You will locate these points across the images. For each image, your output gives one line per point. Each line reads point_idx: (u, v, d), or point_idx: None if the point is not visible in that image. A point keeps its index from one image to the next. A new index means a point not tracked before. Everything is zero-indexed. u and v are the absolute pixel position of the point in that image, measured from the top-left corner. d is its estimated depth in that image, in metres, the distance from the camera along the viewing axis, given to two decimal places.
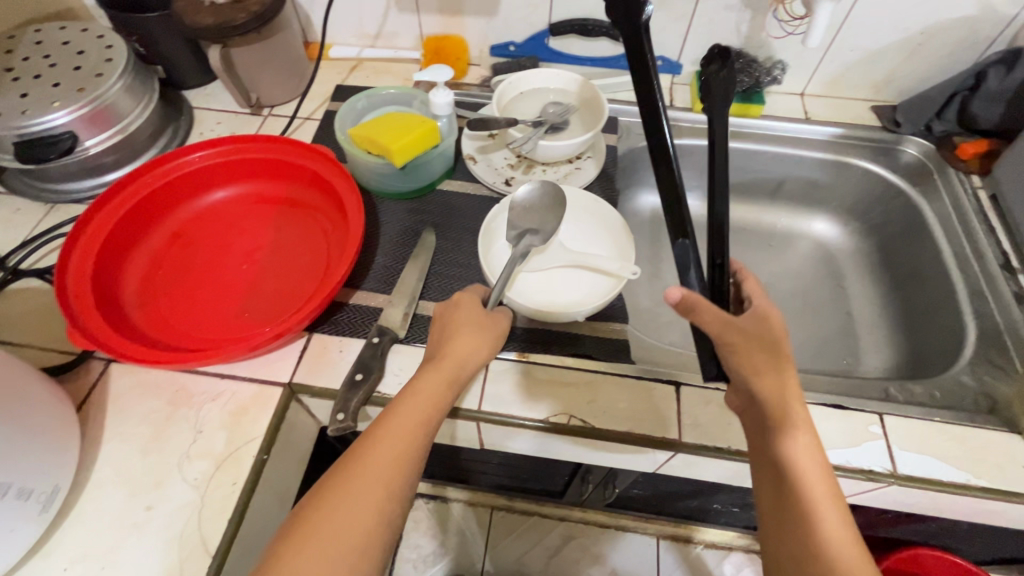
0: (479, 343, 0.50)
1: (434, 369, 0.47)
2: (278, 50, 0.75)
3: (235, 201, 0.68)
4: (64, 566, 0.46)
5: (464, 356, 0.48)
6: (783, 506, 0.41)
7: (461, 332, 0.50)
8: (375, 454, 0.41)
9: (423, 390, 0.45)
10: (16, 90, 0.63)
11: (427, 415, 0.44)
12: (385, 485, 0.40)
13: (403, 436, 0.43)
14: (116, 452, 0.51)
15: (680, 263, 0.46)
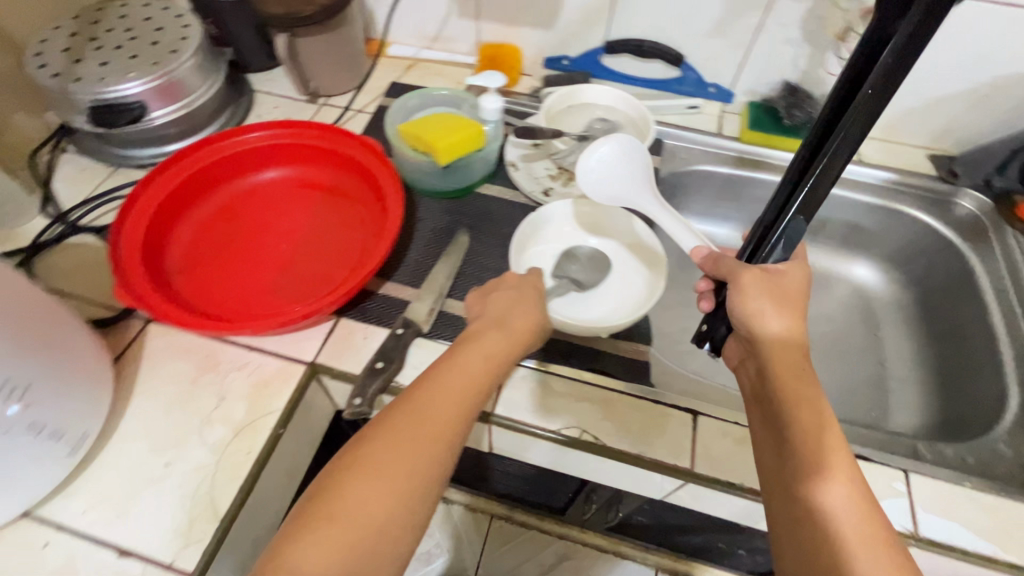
0: (527, 315, 0.53)
1: (490, 336, 0.50)
2: (340, 43, 0.78)
3: (281, 184, 0.71)
4: (84, 508, 0.48)
5: (526, 331, 0.52)
6: (795, 485, 0.41)
7: (518, 310, 0.53)
8: (430, 409, 0.42)
9: (471, 354, 0.48)
10: (98, 58, 0.67)
11: (477, 376, 0.46)
12: (435, 439, 0.41)
13: (456, 394, 0.44)
14: (144, 407, 0.53)
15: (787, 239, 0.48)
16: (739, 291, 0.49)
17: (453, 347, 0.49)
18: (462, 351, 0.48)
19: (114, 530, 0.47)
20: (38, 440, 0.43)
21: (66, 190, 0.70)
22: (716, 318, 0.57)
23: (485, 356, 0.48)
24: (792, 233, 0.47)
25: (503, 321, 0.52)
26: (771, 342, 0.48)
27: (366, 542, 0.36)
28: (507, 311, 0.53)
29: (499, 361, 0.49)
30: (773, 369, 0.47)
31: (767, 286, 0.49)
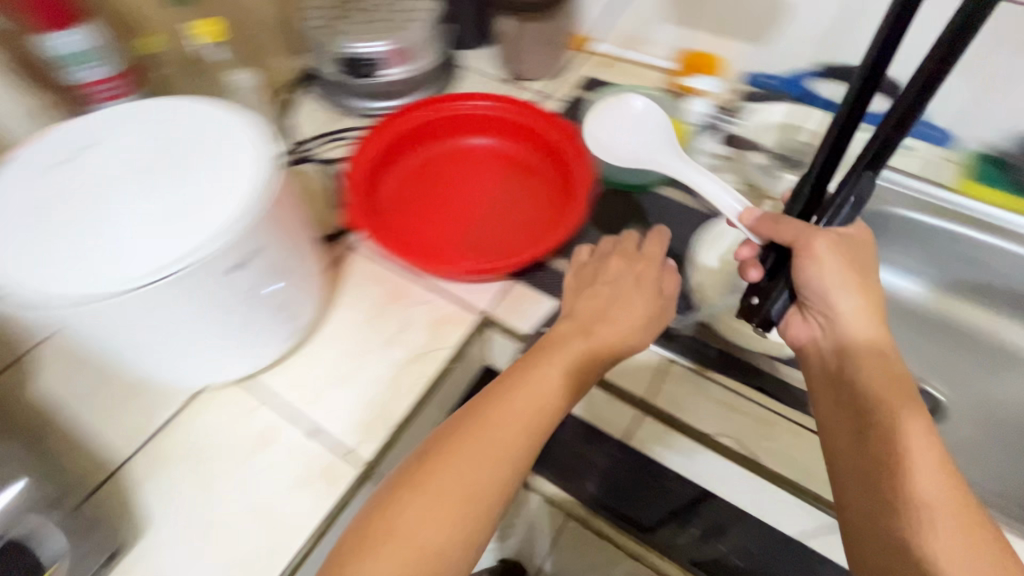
0: (636, 314, 0.54)
1: (576, 342, 0.51)
2: (553, 33, 0.83)
3: (479, 151, 0.75)
4: (286, 387, 0.56)
5: (618, 341, 0.52)
6: (874, 491, 0.42)
7: (612, 322, 0.53)
8: (491, 431, 0.44)
9: (548, 368, 0.48)
10: (355, 19, 0.79)
11: (546, 399, 0.46)
12: (495, 461, 0.43)
13: (520, 417, 0.45)
14: (343, 316, 0.61)
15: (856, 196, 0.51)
16: (818, 277, 0.51)
17: (523, 362, 0.49)
18: (537, 370, 0.48)
19: (308, 412, 0.55)
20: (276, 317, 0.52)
21: (301, 125, 0.82)
22: (761, 290, 0.55)
23: (562, 371, 0.48)
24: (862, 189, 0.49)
25: (591, 329, 0.52)
26: (857, 339, 0.50)
27: (420, 552, 0.39)
28: (607, 317, 0.53)
29: (578, 385, 0.48)
30: (859, 366, 0.49)
31: (837, 259, 0.51)
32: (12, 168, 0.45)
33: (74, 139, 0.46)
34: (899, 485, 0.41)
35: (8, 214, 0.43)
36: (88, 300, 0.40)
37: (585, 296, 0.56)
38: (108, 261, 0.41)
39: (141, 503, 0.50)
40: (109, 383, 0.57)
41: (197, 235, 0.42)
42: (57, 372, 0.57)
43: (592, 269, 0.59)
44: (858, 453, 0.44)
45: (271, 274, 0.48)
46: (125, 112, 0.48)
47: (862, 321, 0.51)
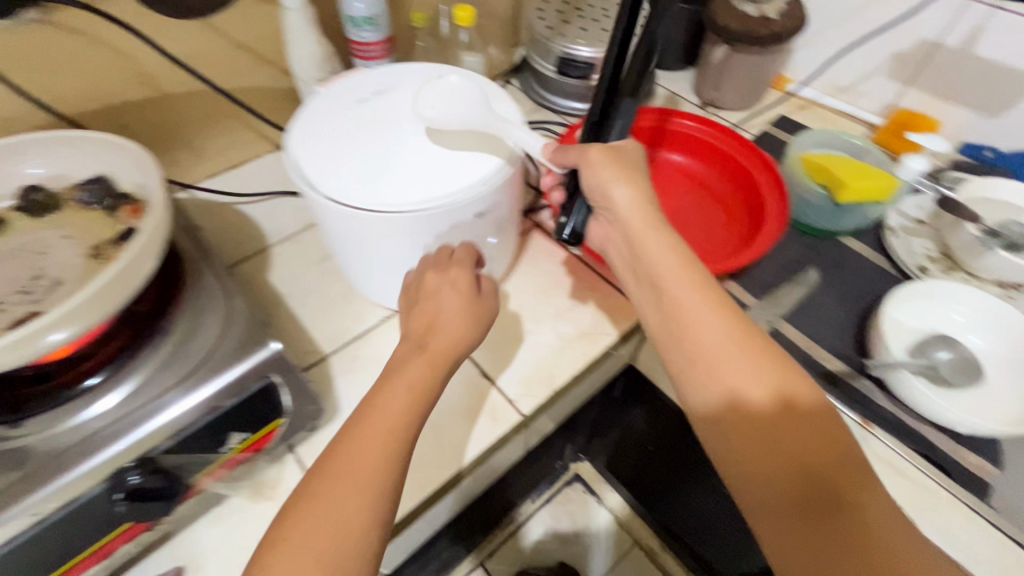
0: (462, 318, 0.50)
1: (417, 362, 0.47)
2: (761, 68, 0.84)
3: (667, 165, 0.78)
4: None
5: (452, 347, 0.49)
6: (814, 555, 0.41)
7: (447, 328, 0.49)
8: (347, 458, 0.41)
9: (396, 390, 0.45)
10: (578, 25, 0.86)
11: (400, 412, 0.44)
12: (360, 489, 0.41)
13: (376, 435, 0.43)
14: (520, 283, 0.67)
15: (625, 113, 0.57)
16: (687, 324, 0.50)
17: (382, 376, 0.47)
18: (376, 400, 0.45)
19: (481, 355, 0.61)
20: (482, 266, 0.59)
21: None
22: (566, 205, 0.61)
23: (409, 388, 0.46)
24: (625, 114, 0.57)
25: (425, 341, 0.49)
26: (725, 404, 0.47)
27: (333, 567, 0.38)
28: (437, 323, 0.50)
29: (424, 395, 0.46)
30: (754, 428, 0.46)
31: (627, 183, 0.54)
32: (329, 94, 0.56)
33: (378, 83, 0.57)
34: (848, 521, 0.41)
35: (315, 138, 0.53)
36: (377, 207, 0.48)
37: (416, 312, 0.51)
38: (395, 181, 0.50)
39: (335, 392, 0.58)
40: (322, 290, 0.67)
41: (467, 177, 0.50)
42: (284, 268, 0.69)
43: (415, 291, 0.53)
44: (791, 504, 0.43)
45: (497, 227, 0.56)
46: (418, 72, 0.58)
47: (738, 373, 0.47)
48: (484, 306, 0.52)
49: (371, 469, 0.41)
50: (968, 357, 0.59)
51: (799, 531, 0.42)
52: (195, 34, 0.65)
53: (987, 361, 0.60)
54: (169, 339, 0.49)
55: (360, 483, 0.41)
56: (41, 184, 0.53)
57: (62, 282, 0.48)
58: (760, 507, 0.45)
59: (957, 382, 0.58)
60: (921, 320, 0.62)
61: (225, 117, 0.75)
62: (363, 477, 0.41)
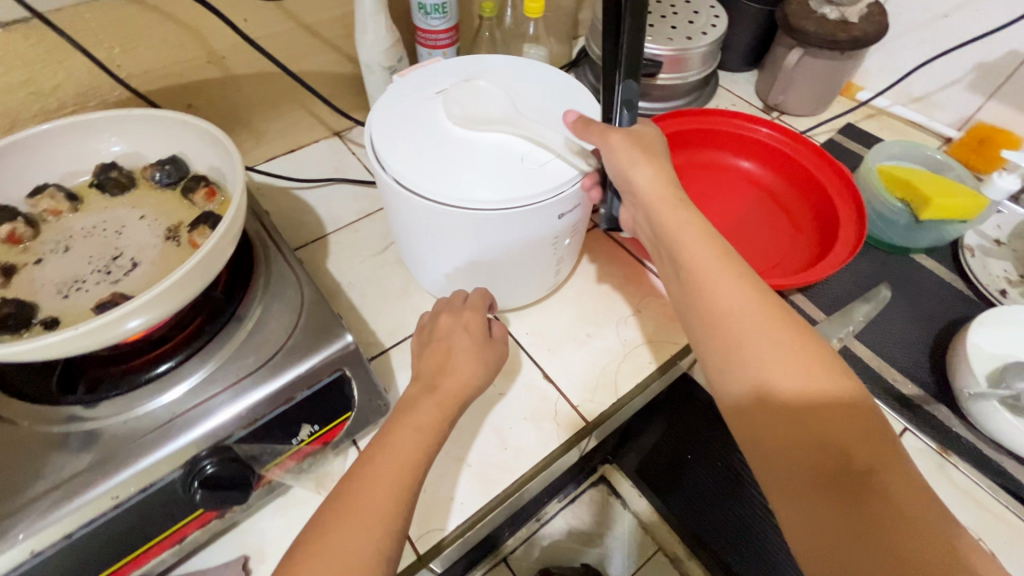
0: (472, 367, 0.47)
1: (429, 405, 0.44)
2: (834, 74, 0.81)
3: (733, 171, 0.76)
4: (526, 331, 0.62)
5: (463, 392, 0.46)
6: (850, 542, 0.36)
7: (458, 372, 0.47)
8: (360, 491, 0.38)
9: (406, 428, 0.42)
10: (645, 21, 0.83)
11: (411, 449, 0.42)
12: (374, 527, 0.37)
13: (387, 470, 0.40)
14: (582, 285, 0.66)
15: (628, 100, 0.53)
16: (714, 304, 0.45)
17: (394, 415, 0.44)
18: (387, 442, 0.41)
19: (544, 358, 0.60)
20: (553, 267, 0.58)
21: None
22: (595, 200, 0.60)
23: (417, 428, 0.43)
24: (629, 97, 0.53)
25: (435, 382, 0.46)
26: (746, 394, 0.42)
27: None
28: (446, 367, 0.47)
29: (434, 434, 0.43)
30: (782, 417, 0.40)
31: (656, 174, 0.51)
32: (409, 82, 0.55)
33: (459, 73, 0.55)
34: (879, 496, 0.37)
35: (395, 127, 0.51)
36: (459, 202, 0.47)
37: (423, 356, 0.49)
38: (478, 174, 0.48)
39: (396, 387, 0.58)
40: (381, 281, 0.66)
41: (554, 173, 0.48)
42: (341, 258, 0.68)
43: (427, 333, 0.51)
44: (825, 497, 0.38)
45: (573, 228, 0.54)
46: (500, 64, 0.57)
47: (770, 357, 0.42)
48: (494, 353, 0.50)
49: (385, 497, 0.39)
50: None
51: (823, 525, 0.37)
52: (267, 16, 0.64)
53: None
54: (243, 326, 0.49)
55: (378, 519, 0.37)
56: (118, 162, 0.52)
57: (139, 263, 0.48)
58: (792, 506, 0.39)
59: None
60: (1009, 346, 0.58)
61: (286, 101, 0.74)
62: (379, 510, 0.38)
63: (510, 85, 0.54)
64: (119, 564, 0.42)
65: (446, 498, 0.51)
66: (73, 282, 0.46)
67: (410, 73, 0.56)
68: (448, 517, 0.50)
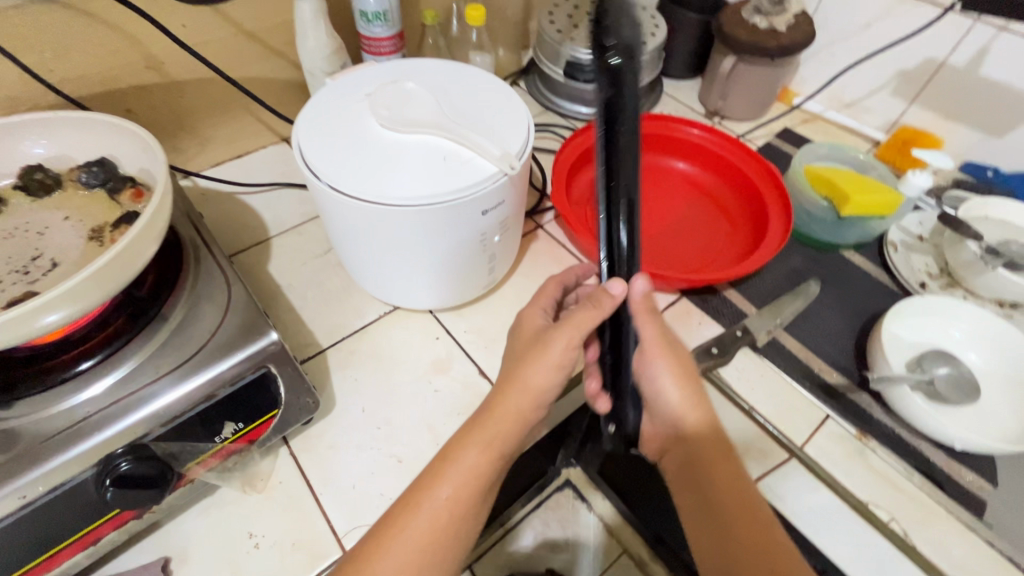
0: (549, 373, 0.47)
1: (482, 426, 0.47)
2: (768, 80, 0.85)
3: (673, 173, 0.78)
4: (465, 328, 0.63)
5: (518, 415, 0.47)
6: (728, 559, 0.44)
7: (522, 386, 0.47)
8: (422, 513, 0.43)
9: (457, 465, 0.45)
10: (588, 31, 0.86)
11: (466, 478, 0.45)
12: (441, 542, 0.43)
13: (438, 509, 0.44)
14: (521, 284, 0.67)
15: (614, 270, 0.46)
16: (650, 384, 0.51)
17: (455, 436, 0.47)
18: (449, 455, 0.46)
19: (481, 355, 0.61)
20: (486, 265, 0.59)
21: None
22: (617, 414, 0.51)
23: (477, 451, 0.46)
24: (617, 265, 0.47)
25: (490, 404, 0.48)
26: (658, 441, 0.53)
27: None
28: (511, 382, 0.48)
29: (495, 451, 0.47)
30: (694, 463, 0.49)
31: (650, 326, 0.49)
32: (343, 86, 0.56)
33: (390, 78, 0.57)
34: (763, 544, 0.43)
35: (323, 129, 0.52)
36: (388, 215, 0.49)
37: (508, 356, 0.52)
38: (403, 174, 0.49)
39: (331, 387, 0.58)
40: (322, 282, 0.67)
41: (476, 171, 0.49)
42: (283, 260, 0.68)
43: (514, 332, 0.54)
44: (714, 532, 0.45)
45: (502, 226, 0.56)
46: (431, 68, 0.58)
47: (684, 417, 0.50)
48: (561, 340, 0.47)
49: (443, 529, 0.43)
50: (964, 373, 0.59)
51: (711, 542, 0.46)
52: (206, 20, 0.64)
53: (986, 379, 0.60)
54: (167, 326, 0.49)
55: (442, 537, 0.44)
56: (44, 165, 0.52)
57: (58, 263, 0.47)
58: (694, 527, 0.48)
59: (954, 401, 0.58)
60: (921, 336, 0.62)
61: (231, 107, 0.74)
62: (437, 541, 0.43)
63: (440, 89, 0.56)
64: (27, 568, 0.42)
65: (376, 494, 0.51)
66: None
67: (345, 80, 0.57)
68: (377, 513, 0.50)
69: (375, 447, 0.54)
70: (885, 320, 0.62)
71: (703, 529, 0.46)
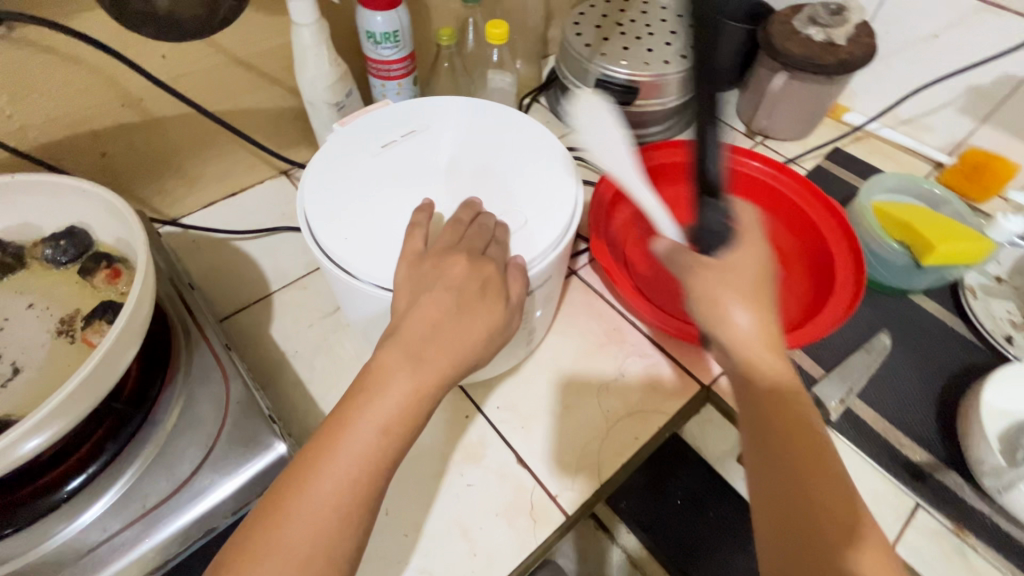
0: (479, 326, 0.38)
1: (391, 353, 0.37)
2: (821, 97, 0.76)
3: None
4: (498, 404, 0.55)
5: (451, 360, 0.37)
6: (798, 505, 0.35)
7: (452, 315, 0.38)
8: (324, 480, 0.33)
9: (361, 428, 0.34)
10: (621, 42, 0.77)
11: (368, 457, 0.34)
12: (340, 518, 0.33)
13: (321, 517, 0.32)
14: (557, 345, 0.60)
15: (710, 227, 0.41)
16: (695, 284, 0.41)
17: (353, 389, 0.36)
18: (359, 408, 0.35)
19: (518, 438, 0.53)
20: (524, 336, 0.51)
21: None
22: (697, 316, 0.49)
23: (380, 429, 0.35)
24: (712, 226, 0.41)
25: (419, 350, 0.37)
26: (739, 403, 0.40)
27: None
28: (432, 311, 0.38)
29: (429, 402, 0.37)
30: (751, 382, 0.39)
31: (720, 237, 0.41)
32: (599, 112, 0.51)
33: (410, 121, 0.49)
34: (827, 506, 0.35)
35: (337, 187, 0.44)
36: (406, 222, 0.43)
37: (426, 297, 0.38)
38: (448, 211, 0.44)
39: None
40: (333, 347, 0.59)
41: (534, 241, 0.42)
42: (288, 320, 0.61)
43: (429, 265, 0.40)
44: (783, 494, 0.36)
45: (544, 298, 0.48)
46: (454, 107, 0.50)
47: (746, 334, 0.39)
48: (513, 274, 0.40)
49: (319, 554, 0.32)
50: None
51: (773, 485, 0.37)
52: (187, 50, 0.55)
53: None
54: (154, 443, 0.41)
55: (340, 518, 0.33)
56: (2, 239, 0.44)
57: (21, 369, 0.39)
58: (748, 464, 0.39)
59: None
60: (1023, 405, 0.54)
61: (222, 143, 0.65)
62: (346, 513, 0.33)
63: (476, 130, 0.48)
64: None
65: None
66: None
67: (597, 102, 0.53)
68: None
69: (402, 559, 0.46)
70: (978, 387, 0.54)
71: (763, 468, 0.37)
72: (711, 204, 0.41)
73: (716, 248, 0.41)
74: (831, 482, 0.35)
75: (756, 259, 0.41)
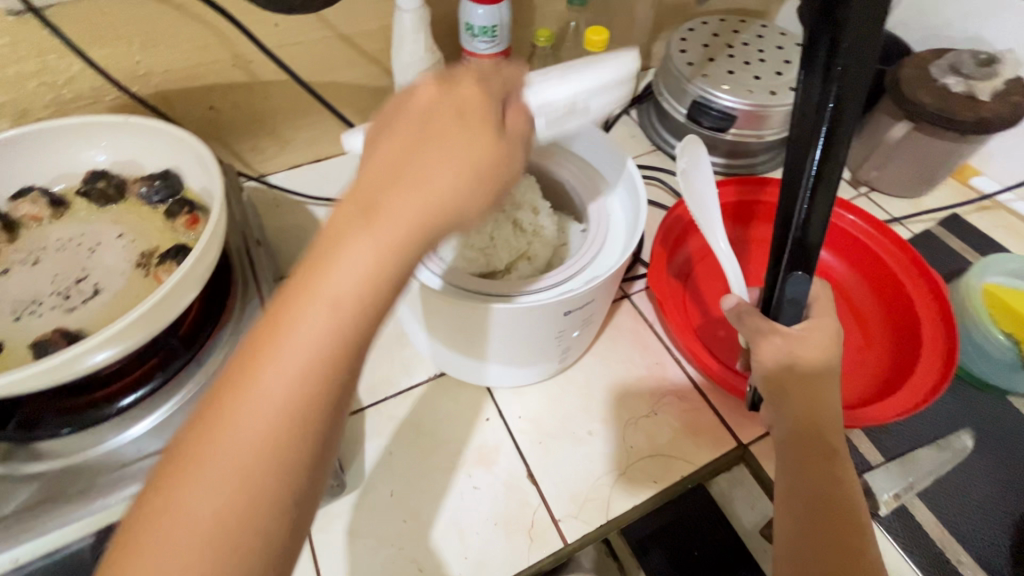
0: (450, 168, 0.27)
1: (345, 212, 0.26)
2: (947, 156, 0.68)
3: None
4: (520, 414, 0.55)
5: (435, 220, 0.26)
6: (829, 510, 0.39)
7: (431, 163, 0.27)
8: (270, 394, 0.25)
9: (312, 316, 0.25)
10: (726, 65, 0.72)
11: (324, 343, 0.25)
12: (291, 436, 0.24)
13: (270, 435, 0.24)
14: (593, 366, 0.58)
15: (794, 298, 0.40)
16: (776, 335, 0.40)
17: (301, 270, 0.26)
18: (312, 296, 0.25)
19: (533, 453, 0.52)
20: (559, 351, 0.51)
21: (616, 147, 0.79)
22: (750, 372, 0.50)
23: (337, 318, 0.25)
24: (794, 299, 0.40)
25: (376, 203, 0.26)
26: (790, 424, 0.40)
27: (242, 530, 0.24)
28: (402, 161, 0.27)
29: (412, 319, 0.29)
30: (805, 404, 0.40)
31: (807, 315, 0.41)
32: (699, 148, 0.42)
33: None
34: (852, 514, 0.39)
35: None
36: None
37: (388, 136, 0.28)
38: None
39: (364, 458, 0.51)
40: None
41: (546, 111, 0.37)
42: None
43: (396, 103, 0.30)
44: (817, 499, 0.39)
45: (585, 318, 0.46)
46: None
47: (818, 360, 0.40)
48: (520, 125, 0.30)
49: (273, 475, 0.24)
50: None
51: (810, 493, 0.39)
52: (298, 23, 0.59)
53: None
54: (195, 380, 0.44)
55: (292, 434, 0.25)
56: (108, 171, 0.49)
57: (101, 291, 0.44)
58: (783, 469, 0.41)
59: None
60: None
61: (315, 111, 0.69)
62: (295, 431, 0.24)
63: None
64: None
65: None
66: (30, 303, 0.43)
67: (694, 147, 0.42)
68: None
69: (395, 544, 0.47)
70: None
71: (800, 474, 0.40)
72: (798, 276, 0.39)
73: (790, 318, 0.41)
74: (830, 476, 0.39)
75: (828, 337, 0.41)
